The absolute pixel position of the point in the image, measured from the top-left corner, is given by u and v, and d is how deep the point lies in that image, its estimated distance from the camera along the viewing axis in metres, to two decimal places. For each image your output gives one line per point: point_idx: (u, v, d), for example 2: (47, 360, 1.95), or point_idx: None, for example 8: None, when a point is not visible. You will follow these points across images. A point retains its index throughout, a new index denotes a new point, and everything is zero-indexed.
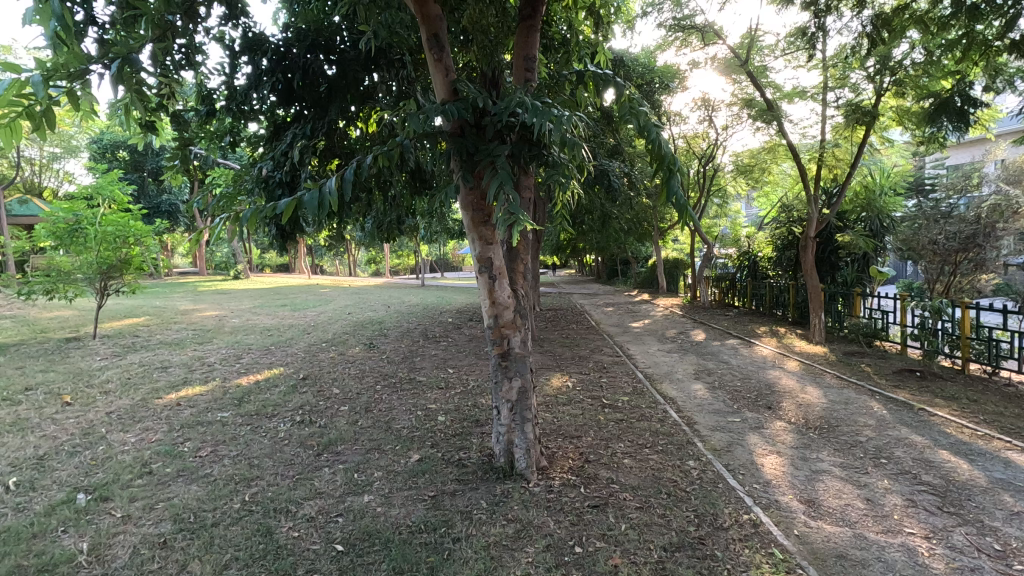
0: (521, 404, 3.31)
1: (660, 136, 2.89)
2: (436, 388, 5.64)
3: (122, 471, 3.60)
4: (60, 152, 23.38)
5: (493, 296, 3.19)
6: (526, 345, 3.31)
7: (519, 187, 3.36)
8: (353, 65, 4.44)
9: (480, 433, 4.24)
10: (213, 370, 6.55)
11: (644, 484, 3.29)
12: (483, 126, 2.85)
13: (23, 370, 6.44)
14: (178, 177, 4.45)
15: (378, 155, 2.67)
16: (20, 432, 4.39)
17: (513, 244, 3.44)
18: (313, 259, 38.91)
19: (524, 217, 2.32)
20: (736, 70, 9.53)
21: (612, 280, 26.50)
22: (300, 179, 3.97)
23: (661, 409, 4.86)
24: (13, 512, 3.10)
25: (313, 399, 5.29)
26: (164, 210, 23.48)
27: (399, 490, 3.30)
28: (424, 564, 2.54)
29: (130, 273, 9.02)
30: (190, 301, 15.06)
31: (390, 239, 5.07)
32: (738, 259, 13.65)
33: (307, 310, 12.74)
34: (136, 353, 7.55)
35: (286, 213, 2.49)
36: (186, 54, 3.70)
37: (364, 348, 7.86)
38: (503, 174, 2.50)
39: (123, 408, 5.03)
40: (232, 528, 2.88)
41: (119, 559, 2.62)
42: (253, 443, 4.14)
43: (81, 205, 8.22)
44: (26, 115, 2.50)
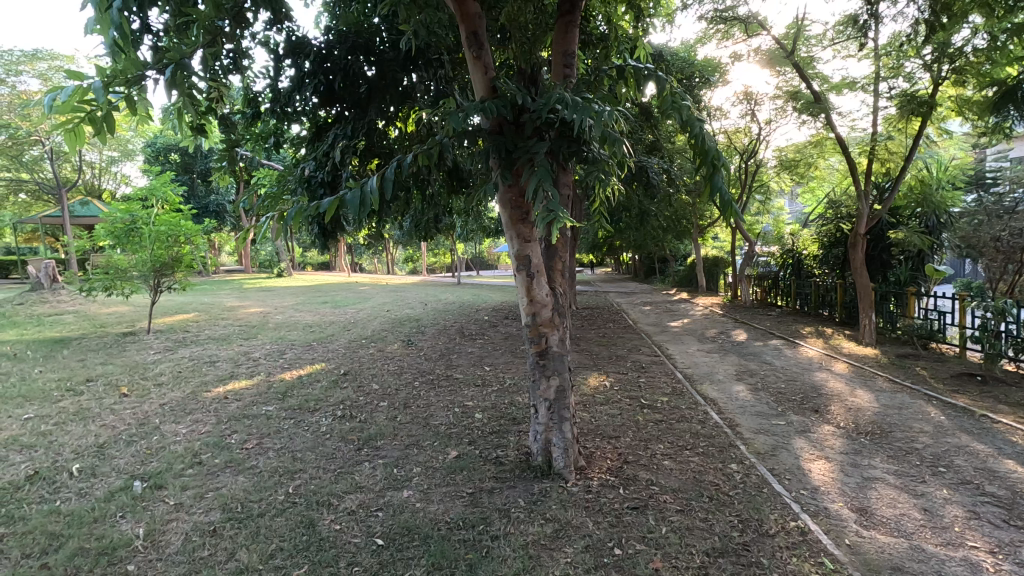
0: (559, 404, 3.30)
1: (704, 130, 2.81)
2: (472, 385, 5.68)
3: (175, 461, 3.76)
4: (118, 156, 24.67)
5: (532, 294, 3.17)
6: (564, 344, 3.28)
7: (558, 183, 3.32)
8: (392, 65, 4.55)
9: (517, 431, 4.24)
10: (259, 365, 6.77)
11: (685, 487, 3.22)
12: (522, 122, 2.84)
13: (84, 362, 6.81)
14: (225, 177, 4.65)
15: (418, 154, 2.72)
16: (81, 421, 4.64)
17: (552, 241, 3.40)
18: (353, 257, 39.79)
19: (564, 213, 2.30)
20: (781, 62, 9.24)
21: (649, 278, 26.18)
22: (342, 178, 4.07)
23: (702, 411, 4.75)
24: (76, 496, 3.28)
25: (353, 394, 5.40)
26: (212, 210, 24.45)
27: (438, 485, 3.33)
28: (463, 561, 2.55)
29: (180, 271, 9.40)
30: (238, 297, 15.66)
31: (427, 238, 5.11)
32: (781, 257, 13.25)
33: (346, 307, 13.02)
34: (187, 348, 7.87)
35: (329, 212, 2.54)
36: (234, 59, 3.81)
37: (403, 344, 7.99)
38: (543, 171, 2.47)
39: (175, 400, 5.26)
40: (277, 519, 2.96)
41: (172, 545, 2.73)
42: (296, 436, 4.26)
43: (136, 206, 8.61)
44: (88, 121, 2.64)
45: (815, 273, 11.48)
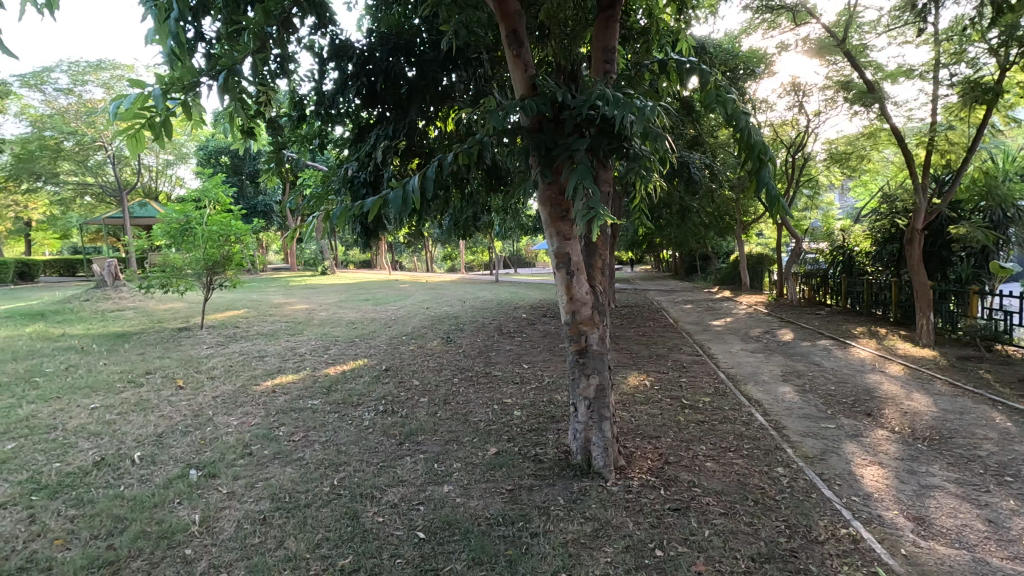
0: (599, 403, 3.27)
1: (750, 124, 2.74)
2: (511, 382, 5.70)
3: (227, 452, 3.92)
4: (173, 159, 25.89)
5: (572, 292, 3.16)
6: (604, 342, 3.25)
7: (598, 180, 3.28)
8: (432, 65, 4.60)
9: (556, 429, 4.24)
10: (304, 360, 6.98)
11: (729, 490, 3.14)
12: (562, 120, 2.83)
13: (144, 356, 7.19)
14: (272, 178, 4.82)
15: (459, 153, 2.77)
16: (142, 411, 4.90)
17: (592, 239, 3.38)
18: (393, 255, 40.55)
19: (605, 211, 2.30)
20: (831, 51, 8.88)
21: (690, 276, 25.62)
22: (384, 179, 4.14)
23: (746, 412, 4.63)
24: (138, 482, 3.47)
25: (395, 390, 5.51)
26: (260, 210, 25.33)
27: (478, 481, 3.37)
28: (503, 557, 2.56)
29: (231, 269, 9.79)
30: (283, 295, 16.20)
31: (466, 237, 5.16)
32: (831, 254, 12.74)
33: (387, 304, 13.28)
34: (238, 343, 8.21)
35: (372, 212, 2.60)
36: (281, 63, 3.93)
37: (442, 341, 8.09)
38: (583, 168, 2.45)
39: (227, 393, 5.49)
40: (323, 510, 3.05)
41: (226, 531, 2.85)
42: (341, 430, 4.38)
43: (190, 207, 9.02)
44: (148, 126, 2.79)
45: (867, 271, 11.00)
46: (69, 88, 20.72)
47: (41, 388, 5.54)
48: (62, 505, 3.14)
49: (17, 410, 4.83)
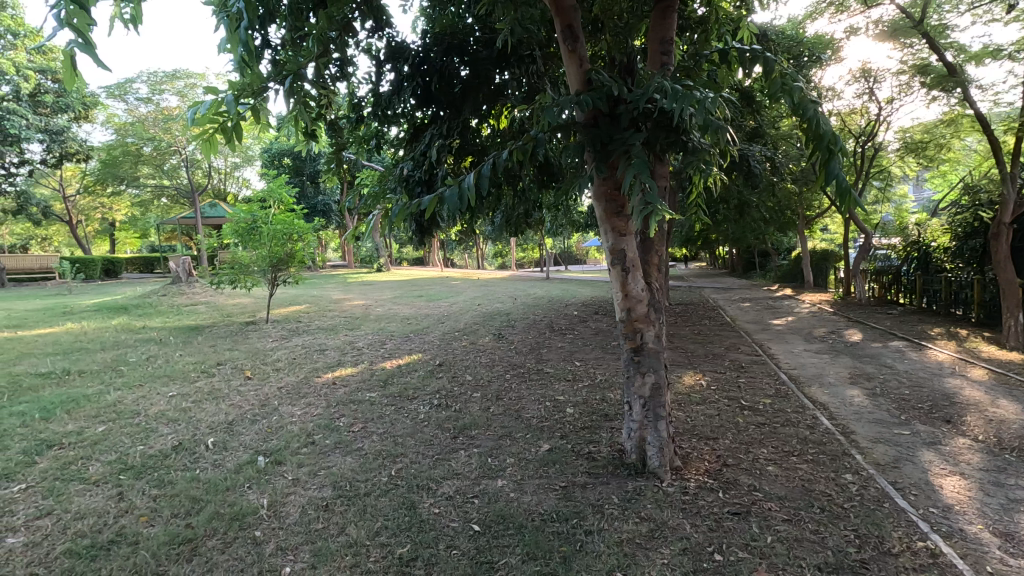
0: (655, 402, 3.22)
1: (818, 113, 2.61)
2: (563, 379, 5.69)
3: (292, 440, 4.11)
4: (240, 161, 27.31)
5: (626, 289, 3.12)
6: (660, 341, 3.19)
7: (655, 174, 3.21)
8: (485, 63, 4.66)
9: (610, 427, 4.20)
10: (362, 354, 7.21)
11: (793, 496, 3.01)
12: (617, 114, 2.78)
13: (216, 347, 7.65)
14: (333, 178, 4.99)
15: (514, 150, 2.80)
16: (214, 399, 5.21)
17: (648, 235, 3.32)
18: (445, 252, 41.33)
19: (663, 206, 2.25)
20: (907, 33, 8.33)
21: (748, 273, 24.76)
22: (439, 178, 4.19)
23: (810, 415, 4.43)
24: (212, 466, 3.69)
25: (449, 384, 5.62)
26: (320, 210, 26.30)
27: (531, 477, 3.38)
28: (557, 554, 2.56)
29: (294, 266, 10.24)
30: (341, 291, 16.81)
31: (518, 234, 5.17)
32: (904, 249, 11.98)
33: (440, 301, 13.54)
34: (300, 336, 8.59)
35: (429, 209, 2.69)
36: (340, 68, 4.06)
37: (493, 338, 8.17)
38: (640, 162, 2.40)
39: (291, 384, 5.75)
40: (382, 499, 3.15)
41: (291, 516, 2.99)
42: (397, 422, 4.50)
43: (257, 207, 9.51)
44: (220, 131, 2.95)
45: (946, 267, 10.28)
46: (148, 97, 22.21)
47: (126, 376, 5.99)
48: (146, 484, 3.39)
49: (107, 396, 5.24)
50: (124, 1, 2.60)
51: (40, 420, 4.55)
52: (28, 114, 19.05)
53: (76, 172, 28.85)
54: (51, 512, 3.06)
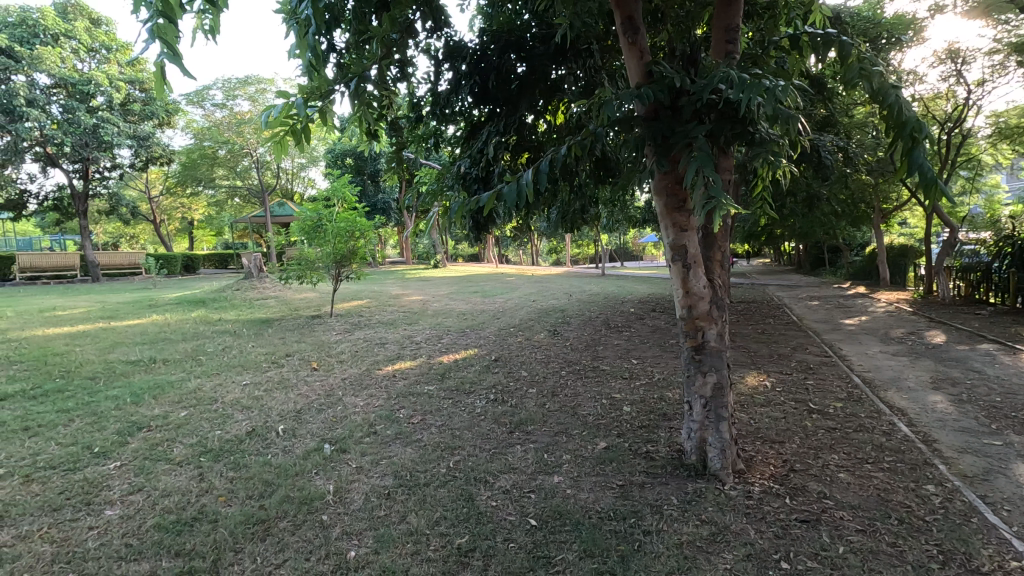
0: (716, 402, 3.12)
1: (900, 99, 2.45)
2: (620, 377, 5.62)
3: (355, 430, 4.28)
4: (306, 161, 28.55)
5: (687, 286, 3.04)
6: (722, 339, 3.10)
7: (719, 167, 3.10)
8: (542, 59, 4.66)
9: (668, 427, 4.11)
10: (421, 348, 7.39)
11: (867, 505, 2.85)
12: (679, 106, 2.70)
13: (284, 340, 8.05)
14: (394, 176, 5.13)
15: (572, 146, 2.78)
16: (284, 388, 5.49)
17: (711, 229, 3.21)
18: (500, 249, 41.68)
19: (727, 200, 2.17)
20: (1003, 8, 7.64)
21: (816, 270, 23.51)
22: (496, 174, 4.21)
23: (886, 421, 4.17)
24: (282, 452, 3.89)
25: (505, 379, 5.68)
26: (380, 208, 27.03)
27: (587, 474, 3.37)
28: (615, 552, 2.54)
29: (356, 262, 10.60)
30: (400, 286, 17.26)
31: (574, 229, 5.14)
32: (995, 244, 11.04)
33: (495, 297, 13.66)
34: (362, 330, 8.89)
35: (487, 206, 2.71)
36: (401, 69, 4.16)
37: (549, 334, 8.16)
38: (703, 156, 2.32)
39: (354, 376, 5.98)
40: (441, 490, 3.22)
41: (355, 503, 3.11)
42: (455, 415, 4.58)
43: (322, 205, 9.92)
44: (291, 133, 3.12)
45: None
46: (223, 103, 23.60)
47: (205, 365, 6.40)
48: (224, 466, 3.62)
49: (188, 383, 5.63)
50: (204, 13, 2.77)
51: (131, 403, 4.95)
52: (119, 122, 20.67)
53: (160, 174, 31.04)
54: (142, 488, 3.32)
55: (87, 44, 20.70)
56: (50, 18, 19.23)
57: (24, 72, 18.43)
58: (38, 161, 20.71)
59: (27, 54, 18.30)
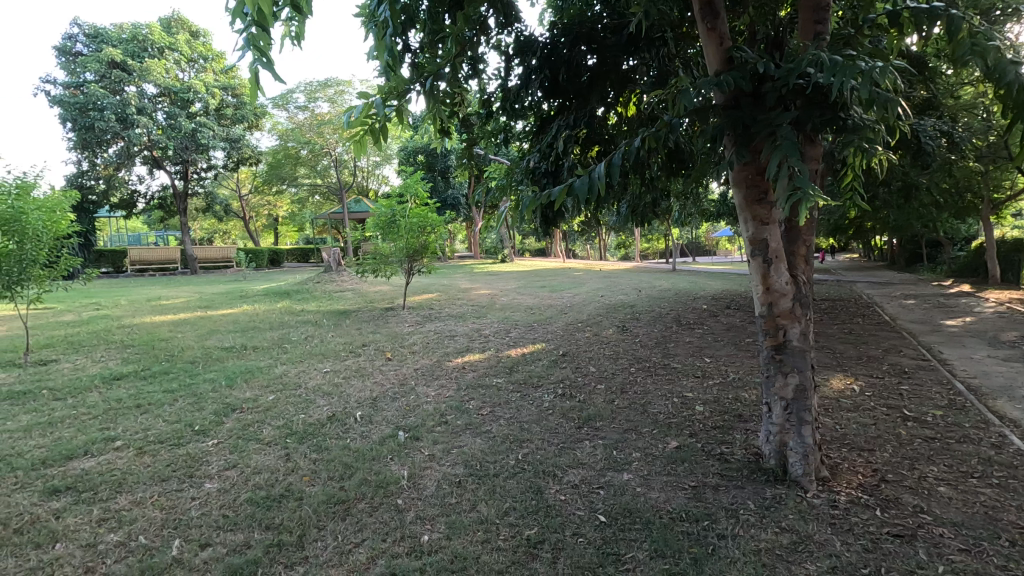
0: (799, 404, 2.96)
1: (1020, 78, 2.20)
2: (692, 376, 5.44)
3: (427, 418, 4.42)
4: (380, 159, 29.63)
5: (768, 282, 2.90)
6: (806, 339, 2.93)
7: (806, 155, 2.93)
8: (613, 50, 4.59)
9: (745, 429, 3.94)
10: (489, 341, 7.50)
11: (972, 523, 2.61)
12: (762, 93, 2.57)
13: (361, 330, 8.42)
14: (464, 172, 5.21)
15: (646, 138, 2.70)
16: (361, 377, 5.75)
17: (796, 222, 3.04)
18: (567, 243, 41.45)
19: (815, 191, 2.03)
20: None
21: (913, 265, 21.65)
22: (565, 168, 4.19)
23: (995, 433, 3.79)
24: (360, 437, 4.08)
25: (572, 374, 5.65)
26: (450, 203, 27.64)
27: (658, 473, 3.30)
28: (687, 554, 2.48)
29: (427, 256, 10.90)
30: (469, 280, 17.56)
31: (645, 223, 5.01)
32: None
33: (563, 292, 13.61)
34: (432, 322, 9.15)
35: (558, 199, 2.66)
36: (472, 66, 4.23)
37: (618, 330, 8.04)
38: (788, 144, 2.20)
39: (426, 366, 6.17)
40: (510, 481, 3.27)
41: (428, 489, 3.22)
42: (523, 408, 4.63)
43: (395, 201, 10.27)
44: (369, 132, 3.25)
45: None
46: (306, 105, 24.92)
47: (289, 352, 6.83)
48: (308, 448, 3.86)
49: (275, 369, 6.03)
50: (291, 21, 2.94)
51: (226, 386, 5.37)
52: (215, 126, 22.35)
53: (249, 173, 33.28)
54: (236, 465, 3.60)
55: (187, 55, 22.51)
56: (157, 33, 21.21)
57: (135, 83, 20.35)
58: (146, 164, 22.76)
59: (137, 67, 20.25)
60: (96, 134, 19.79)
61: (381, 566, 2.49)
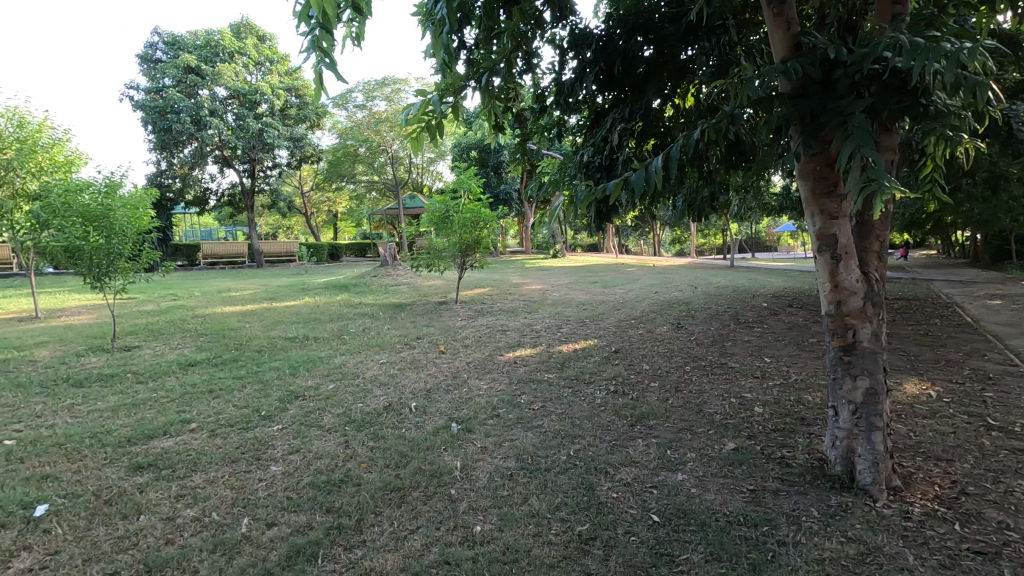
0: (869, 409, 2.81)
1: None
2: (751, 376, 5.25)
3: (480, 411, 4.48)
4: (435, 156, 30.13)
5: (836, 280, 2.76)
6: (878, 340, 2.77)
7: (881, 144, 2.75)
8: (671, 40, 4.46)
9: (808, 433, 3.78)
10: (541, 336, 7.51)
11: None
12: (834, 80, 2.43)
13: (416, 323, 8.63)
14: (517, 167, 5.23)
15: (706, 129, 2.60)
16: (416, 368, 5.90)
17: (869, 216, 2.87)
18: (620, 239, 40.88)
19: (891, 183, 1.91)
20: None
21: (999, 263, 20.02)
22: (620, 162, 4.12)
23: None
24: (415, 427, 4.19)
25: (625, 371, 5.58)
26: (502, 199, 27.80)
27: (714, 475, 3.21)
28: (745, 559, 2.41)
29: (480, 251, 11.00)
30: (521, 275, 17.62)
31: (702, 218, 4.86)
32: None
33: (616, 288, 13.42)
34: (484, 317, 9.26)
35: (614, 193, 2.61)
36: (527, 60, 4.22)
37: (672, 327, 7.86)
38: (862, 133, 2.07)
39: (478, 360, 6.25)
40: (562, 476, 3.27)
41: (481, 480, 3.27)
42: (575, 404, 4.61)
43: (449, 197, 10.43)
44: (426, 129, 3.32)
45: None
46: (364, 104, 25.66)
47: (347, 344, 7.09)
48: (365, 436, 3.99)
49: (335, 359, 6.28)
50: (353, 22, 3.04)
51: (290, 374, 5.64)
52: (279, 126, 23.39)
53: (311, 171, 34.66)
54: (299, 449, 3.78)
55: (255, 58, 23.64)
56: (227, 38, 22.40)
57: (208, 86, 21.58)
58: (217, 163, 24.10)
59: (210, 72, 21.48)
60: (173, 136, 21.13)
61: (435, 554, 2.55)
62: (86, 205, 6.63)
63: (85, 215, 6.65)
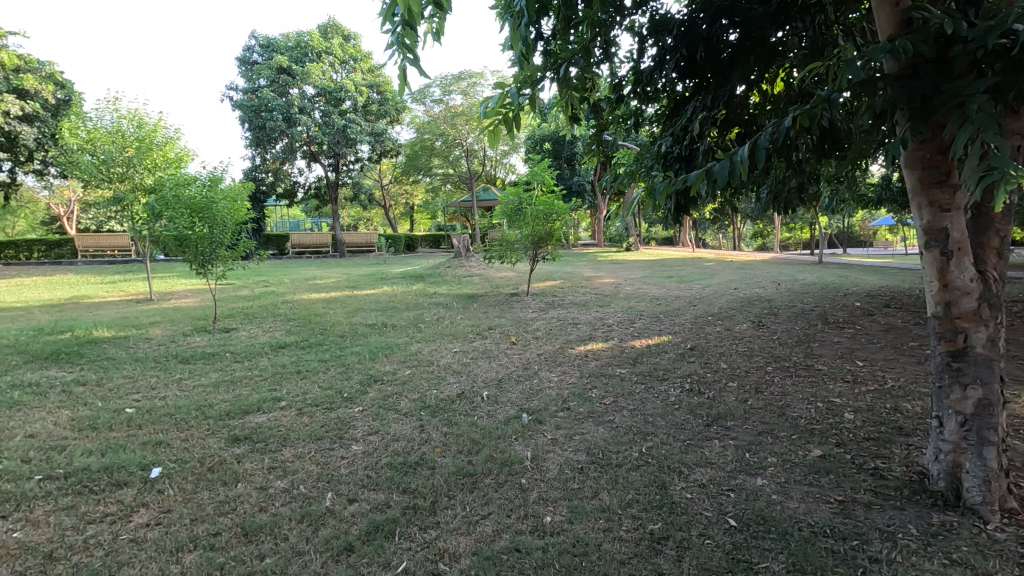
0: (980, 421, 2.55)
1: None
2: (841, 380, 4.91)
3: (550, 403, 4.48)
4: (509, 148, 30.32)
5: (946, 278, 2.52)
6: (994, 346, 2.51)
7: (1005, 127, 2.46)
8: (760, 22, 4.22)
9: (906, 444, 3.48)
10: (612, 330, 7.40)
11: None
12: (950, 58, 2.21)
13: (487, 314, 8.77)
14: (593, 159, 5.17)
15: (799, 114, 2.44)
16: (487, 358, 5.99)
17: (988, 207, 2.58)
18: (698, 232, 39.39)
19: (1018, 171, 1.71)
20: None
21: None
22: (701, 151, 3.97)
23: None
24: (486, 415, 4.27)
25: (700, 369, 5.39)
26: (576, 190, 27.56)
27: (798, 482, 3.04)
28: (832, 573, 2.27)
29: (552, 244, 10.96)
30: (593, 268, 17.41)
31: (789, 210, 4.59)
32: None
33: (692, 283, 12.95)
34: (555, 309, 9.24)
35: (694, 184, 2.51)
36: (605, 49, 4.15)
37: (753, 325, 7.49)
38: (984, 116, 1.87)
39: (549, 352, 6.25)
40: (633, 473, 3.22)
41: (551, 471, 3.28)
42: (647, 401, 4.51)
43: (523, 189, 10.46)
44: (503, 121, 3.35)
45: None
46: (441, 98, 26.23)
47: (423, 332, 7.31)
48: (439, 422, 4.12)
49: (411, 347, 6.50)
50: (434, 18, 3.12)
51: (369, 359, 5.91)
52: (361, 121, 24.42)
53: (391, 165, 35.94)
54: (378, 431, 3.96)
55: (340, 57, 24.78)
56: (316, 39, 23.60)
57: (298, 85, 22.88)
58: (305, 158, 25.53)
59: (300, 71, 22.75)
60: (266, 133, 22.57)
61: (506, 540, 2.59)
62: (193, 198, 7.23)
63: (192, 207, 7.25)
